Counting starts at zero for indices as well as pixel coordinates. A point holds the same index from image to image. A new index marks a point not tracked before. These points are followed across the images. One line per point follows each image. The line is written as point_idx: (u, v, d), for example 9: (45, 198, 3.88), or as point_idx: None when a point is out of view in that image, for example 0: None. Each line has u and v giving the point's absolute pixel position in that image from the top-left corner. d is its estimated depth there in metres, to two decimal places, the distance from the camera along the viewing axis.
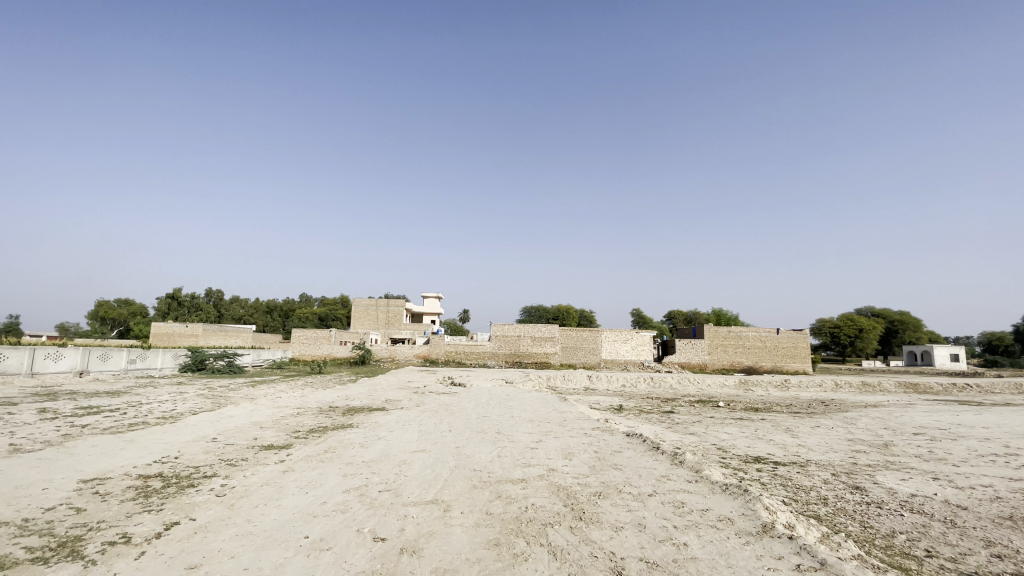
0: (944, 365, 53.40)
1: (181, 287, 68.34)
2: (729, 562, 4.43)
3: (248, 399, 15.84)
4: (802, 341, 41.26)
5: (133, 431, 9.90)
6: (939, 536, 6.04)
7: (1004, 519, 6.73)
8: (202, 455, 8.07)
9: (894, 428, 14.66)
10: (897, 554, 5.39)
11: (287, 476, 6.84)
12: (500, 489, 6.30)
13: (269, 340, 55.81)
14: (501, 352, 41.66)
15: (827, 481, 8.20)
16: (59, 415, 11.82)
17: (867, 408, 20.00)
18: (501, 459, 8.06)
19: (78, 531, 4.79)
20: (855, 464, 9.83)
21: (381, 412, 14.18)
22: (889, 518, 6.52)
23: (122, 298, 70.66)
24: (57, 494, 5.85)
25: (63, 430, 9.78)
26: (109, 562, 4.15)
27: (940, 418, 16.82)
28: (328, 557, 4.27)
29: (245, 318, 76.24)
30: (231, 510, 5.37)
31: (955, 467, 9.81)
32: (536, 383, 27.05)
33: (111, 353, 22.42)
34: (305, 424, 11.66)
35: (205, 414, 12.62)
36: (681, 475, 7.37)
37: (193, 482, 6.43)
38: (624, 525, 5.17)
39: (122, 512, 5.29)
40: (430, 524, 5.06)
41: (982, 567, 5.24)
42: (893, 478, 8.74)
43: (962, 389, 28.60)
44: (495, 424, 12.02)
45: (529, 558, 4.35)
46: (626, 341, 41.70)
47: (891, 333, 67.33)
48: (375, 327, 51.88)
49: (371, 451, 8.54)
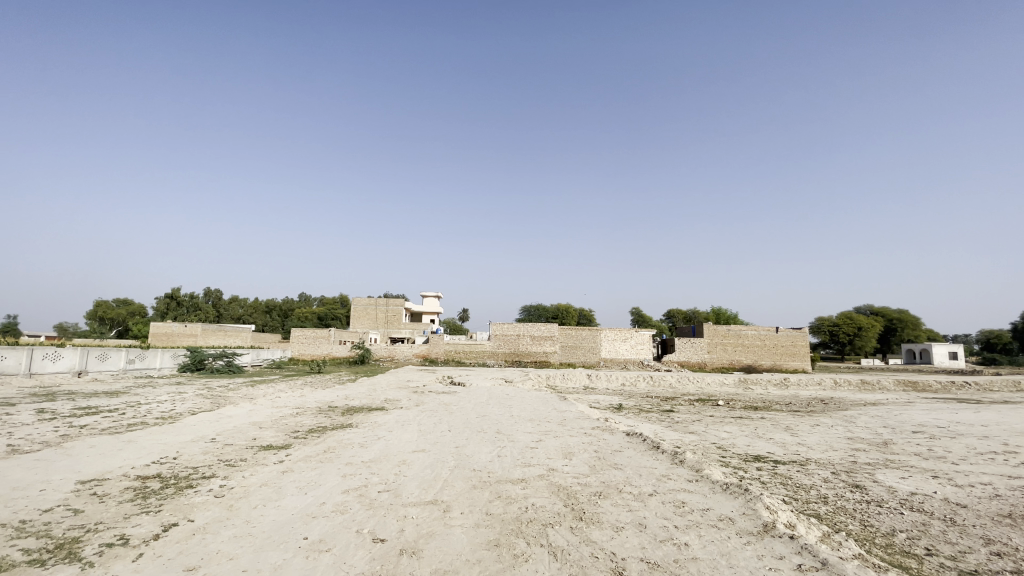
0: (943, 364, 53.38)
1: (180, 287, 68.46)
2: (731, 562, 4.41)
3: (247, 399, 15.78)
4: (801, 340, 41.29)
5: (132, 431, 9.86)
6: (939, 534, 6.03)
7: (1004, 517, 6.72)
8: (201, 455, 8.04)
9: (894, 426, 14.59)
10: (898, 553, 5.37)
11: (286, 476, 6.82)
12: (500, 489, 6.28)
13: (267, 340, 55.68)
14: (500, 351, 41.58)
15: (827, 480, 8.17)
16: (56, 415, 11.76)
17: (867, 406, 19.99)
18: (501, 459, 8.06)
19: (76, 533, 4.76)
20: (855, 462, 9.80)
21: (380, 412, 14.12)
22: (889, 517, 6.50)
23: (120, 298, 70.31)
24: (55, 495, 5.82)
25: (61, 430, 9.75)
26: (107, 564, 4.12)
27: (941, 417, 16.77)
28: (328, 559, 4.25)
29: (245, 318, 76.18)
30: (230, 511, 5.35)
31: (955, 465, 9.79)
32: (536, 382, 27.00)
33: (110, 353, 22.37)
34: (304, 424, 11.65)
35: (204, 414, 12.58)
36: (681, 475, 7.33)
37: (192, 483, 6.40)
38: (625, 525, 5.15)
39: (121, 513, 5.26)
40: (430, 525, 5.04)
41: (982, 565, 5.23)
42: (892, 477, 8.75)
43: (961, 388, 28.57)
44: (494, 424, 11.96)
45: (530, 559, 4.32)
46: (626, 340, 41.61)
47: (889, 332, 67.40)
48: (375, 326, 51.82)
49: (371, 451, 8.51)
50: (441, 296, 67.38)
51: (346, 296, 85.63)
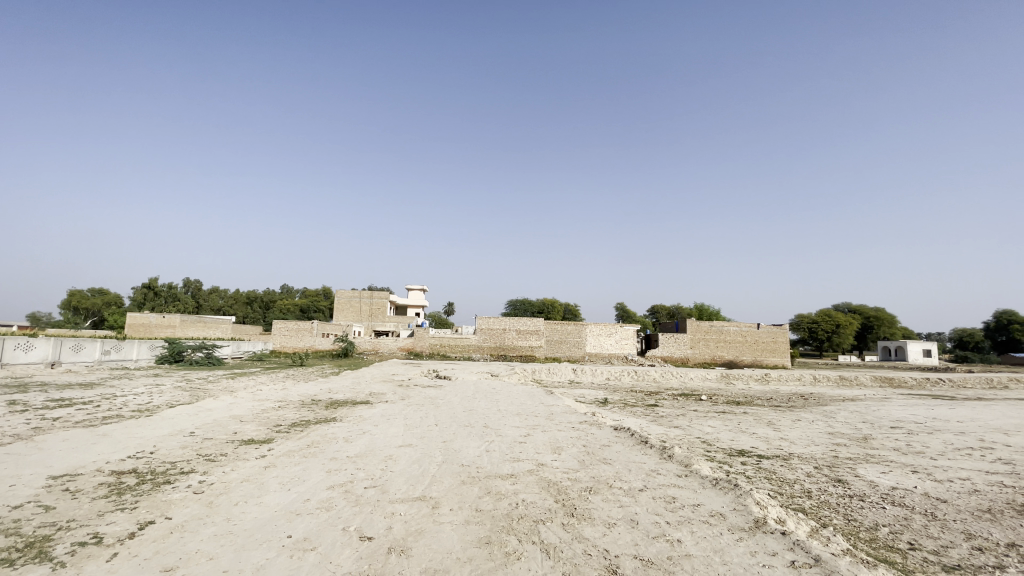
0: (917, 360, 54.85)
1: (157, 278, 67.17)
2: (725, 559, 4.38)
3: (227, 393, 15.42)
4: (781, 336, 41.94)
5: (107, 425, 9.50)
6: (921, 528, 6.11)
7: (984, 512, 6.84)
8: (178, 450, 7.77)
9: (873, 422, 14.89)
10: (882, 547, 5.43)
11: (268, 471, 6.64)
12: (489, 485, 6.19)
13: (248, 333, 54.77)
14: (486, 345, 41.47)
15: (810, 474, 8.27)
16: (29, 407, 11.32)
17: (846, 402, 20.43)
18: (490, 453, 7.97)
19: (45, 531, 4.53)
20: (837, 457, 9.94)
21: (365, 405, 13.94)
22: (872, 511, 6.58)
23: (96, 287, 68.40)
24: (24, 491, 5.54)
25: (34, 423, 9.39)
26: (79, 565, 3.91)
27: (917, 412, 17.17)
28: (313, 558, 4.10)
29: (225, 309, 74.73)
30: (210, 509, 5.15)
31: (933, 460, 9.99)
32: (521, 376, 26.95)
33: (85, 344, 21.66)
34: (286, 418, 11.41)
35: (183, 407, 12.28)
36: (670, 470, 7.33)
37: (170, 479, 6.16)
38: (616, 521, 5.10)
39: (94, 511, 5.02)
40: (419, 522, 4.93)
41: (965, 560, 5.30)
42: (874, 471, 8.86)
43: (936, 384, 29.37)
44: (482, 418, 11.88)
45: (522, 557, 4.23)
46: (610, 336, 41.86)
47: (866, 329, 68.94)
48: (358, 318, 51.36)
49: (355, 446, 8.30)
50: (425, 289, 67.10)
51: (328, 288, 84.62)
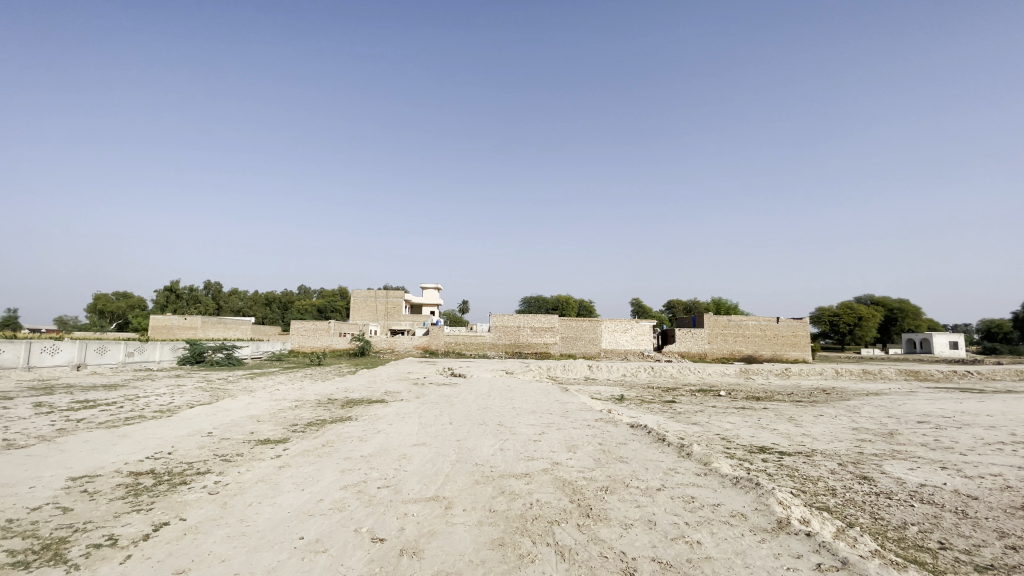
0: (943, 352, 53.52)
1: (179, 279, 68.86)
2: (746, 562, 4.22)
3: (246, 392, 15.58)
4: (802, 329, 41.17)
5: (128, 425, 9.68)
6: (951, 527, 5.86)
7: (1016, 509, 6.54)
8: (196, 450, 7.84)
9: (898, 417, 14.45)
10: (911, 547, 5.21)
11: (283, 471, 6.65)
12: (503, 484, 6.11)
13: (268, 332, 55.65)
14: (500, 342, 41.40)
15: (834, 470, 8.04)
16: (54, 410, 11.51)
17: (870, 396, 19.93)
18: (503, 453, 7.87)
19: (63, 532, 4.58)
20: (861, 453, 9.66)
21: (381, 404, 14.05)
22: (899, 509, 6.34)
23: (119, 290, 69.71)
24: (46, 493, 5.64)
25: (59, 424, 9.60)
26: (93, 566, 3.93)
27: (944, 406, 16.67)
28: (324, 560, 4.06)
29: (245, 310, 75.84)
30: (223, 510, 5.16)
31: (964, 456, 9.64)
32: (537, 373, 26.84)
33: (109, 346, 22.19)
34: (303, 417, 11.46)
35: (203, 407, 12.48)
36: (689, 468, 7.17)
37: (186, 479, 6.22)
38: (634, 522, 4.98)
39: (110, 512, 5.07)
40: (432, 523, 4.87)
41: (998, 559, 5.05)
42: (900, 468, 8.56)
43: (964, 377, 28.52)
44: (497, 416, 11.81)
45: (536, 559, 4.13)
46: (627, 331, 41.49)
47: (889, 321, 67.48)
48: (374, 318, 51.81)
49: (370, 446, 8.28)
50: (440, 287, 67.28)
51: (345, 287, 85.36)
